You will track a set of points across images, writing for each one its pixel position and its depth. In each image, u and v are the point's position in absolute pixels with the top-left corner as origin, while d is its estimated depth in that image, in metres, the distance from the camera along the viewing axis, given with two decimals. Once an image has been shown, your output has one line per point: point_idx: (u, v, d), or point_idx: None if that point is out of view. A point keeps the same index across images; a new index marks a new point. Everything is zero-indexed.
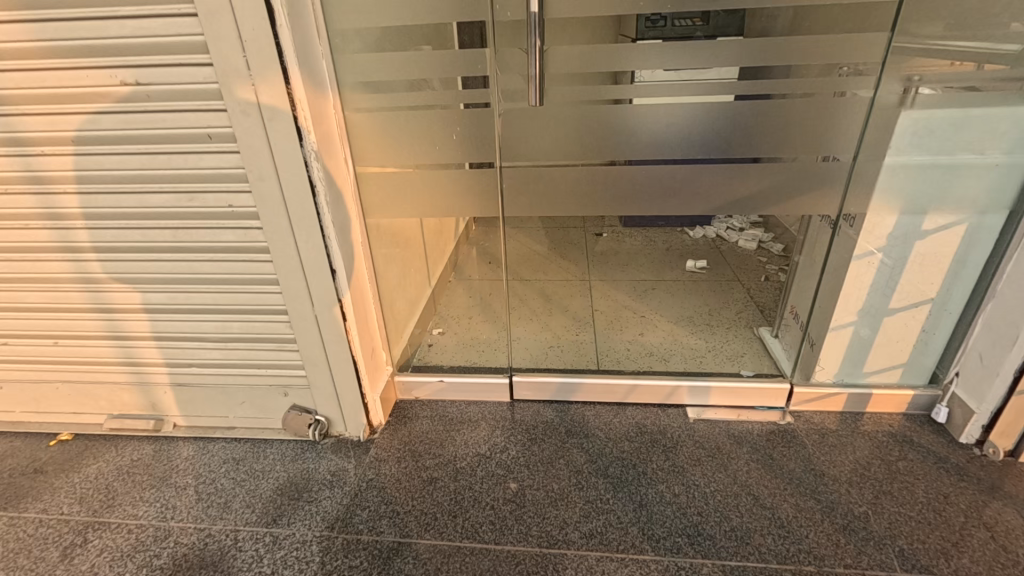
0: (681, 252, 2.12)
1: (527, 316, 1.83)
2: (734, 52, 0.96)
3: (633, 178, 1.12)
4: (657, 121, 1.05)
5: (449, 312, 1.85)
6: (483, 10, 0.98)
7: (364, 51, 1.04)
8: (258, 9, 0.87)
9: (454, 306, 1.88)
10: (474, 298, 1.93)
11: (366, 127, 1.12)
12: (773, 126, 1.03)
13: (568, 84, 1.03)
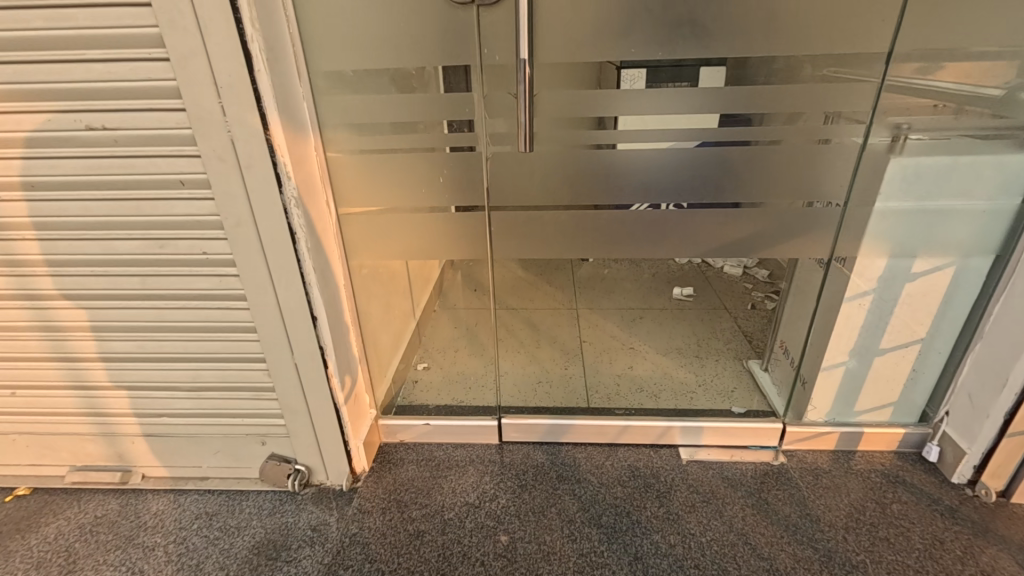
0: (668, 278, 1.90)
1: (514, 348, 1.78)
2: (725, 100, 0.95)
3: (625, 221, 1.09)
4: (648, 166, 1.03)
5: (434, 345, 1.80)
6: (470, 54, 0.95)
7: (347, 93, 1.00)
8: (236, 56, 0.83)
9: (440, 339, 1.83)
10: (460, 329, 1.87)
11: (349, 168, 1.08)
12: (764, 172, 1.02)
13: (558, 128, 1.01)
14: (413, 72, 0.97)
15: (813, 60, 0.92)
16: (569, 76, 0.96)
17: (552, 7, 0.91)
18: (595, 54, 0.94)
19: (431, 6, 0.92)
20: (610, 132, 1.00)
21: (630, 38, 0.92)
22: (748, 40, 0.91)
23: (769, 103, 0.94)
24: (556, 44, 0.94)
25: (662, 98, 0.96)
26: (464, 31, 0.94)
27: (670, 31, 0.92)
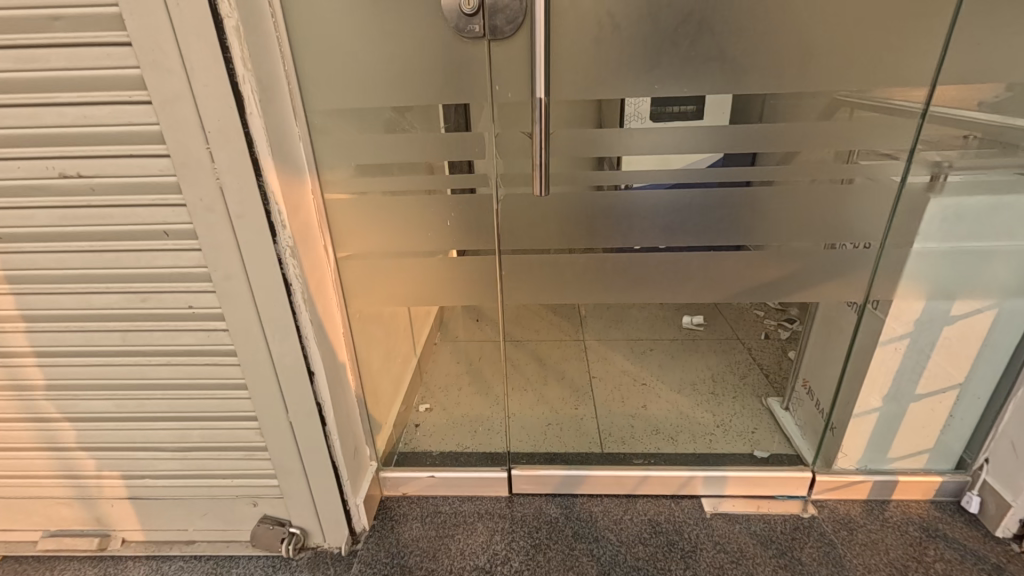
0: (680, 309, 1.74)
1: (521, 386, 1.70)
2: (753, 138, 0.88)
3: (646, 264, 1.02)
4: (670, 208, 0.96)
5: (437, 382, 1.71)
6: (480, 92, 0.89)
7: (346, 132, 0.93)
8: (224, 98, 0.75)
9: (441, 375, 1.74)
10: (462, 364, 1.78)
11: (349, 211, 1.01)
12: (796, 213, 0.95)
13: (574, 169, 0.94)
14: (419, 111, 0.90)
15: (849, 95, 0.85)
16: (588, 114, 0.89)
17: (568, 42, 0.85)
18: (615, 90, 0.87)
19: (438, 42, 0.85)
20: (631, 171, 0.92)
21: (653, 73, 0.86)
22: (780, 75, 0.84)
23: (803, 141, 0.88)
24: (572, 80, 0.87)
25: (689, 136, 0.89)
26: (473, 67, 0.87)
27: (698, 65, 0.85)
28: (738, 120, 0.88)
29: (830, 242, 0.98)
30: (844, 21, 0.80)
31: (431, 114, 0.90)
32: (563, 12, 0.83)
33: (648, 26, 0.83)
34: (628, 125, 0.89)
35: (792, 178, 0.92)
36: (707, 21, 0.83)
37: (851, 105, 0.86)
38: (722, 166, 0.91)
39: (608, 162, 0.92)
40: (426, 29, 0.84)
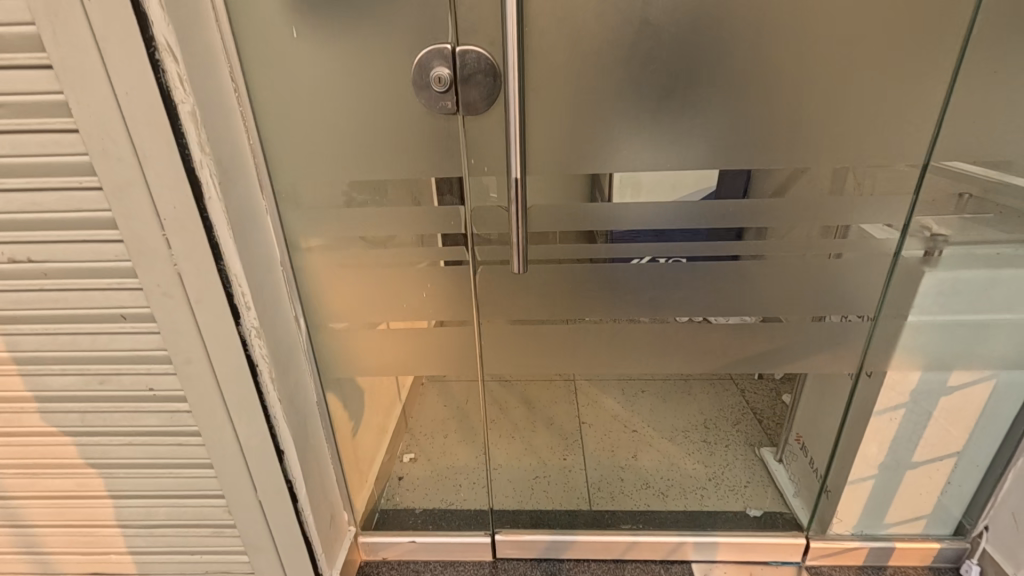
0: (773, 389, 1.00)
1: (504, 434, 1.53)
2: (737, 213, 0.85)
3: (632, 335, 0.98)
4: (655, 280, 0.92)
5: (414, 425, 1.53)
6: (455, 165, 0.85)
7: (317, 203, 0.90)
8: (180, 185, 0.71)
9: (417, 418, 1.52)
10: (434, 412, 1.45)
11: (321, 282, 0.97)
12: (785, 286, 0.92)
13: (554, 241, 0.90)
14: (392, 185, 0.86)
15: (839, 172, 0.82)
16: (568, 187, 0.86)
17: (545, 116, 0.82)
18: (595, 165, 0.84)
19: (410, 115, 0.82)
20: (615, 249, 0.90)
21: (633, 148, 0.83)
22: (765, 151, 0.81)
23: (791, 216, 0.85)
24: (550, 154, 0.84)
25: (674, 212, 0.85)
26: (447, 141, 0.83)
27: (679, 140, 0.82)
28: (723, 196, 0.85)
29: (822, 315, 0.94)
30: (829, 99, 0.78)
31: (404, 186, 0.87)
32: (540, 86, 0.80)
33: (628, 101, 0.80)
34: (609, 201, 0.86)
35: (780, 253, 0.89)
36: (689, 97, 0.79)
37: (841, 182, 0.83)
38: (707, 240, 0.88)
39: (591, 236, 0.89)
40: (398, 103, 0.81)
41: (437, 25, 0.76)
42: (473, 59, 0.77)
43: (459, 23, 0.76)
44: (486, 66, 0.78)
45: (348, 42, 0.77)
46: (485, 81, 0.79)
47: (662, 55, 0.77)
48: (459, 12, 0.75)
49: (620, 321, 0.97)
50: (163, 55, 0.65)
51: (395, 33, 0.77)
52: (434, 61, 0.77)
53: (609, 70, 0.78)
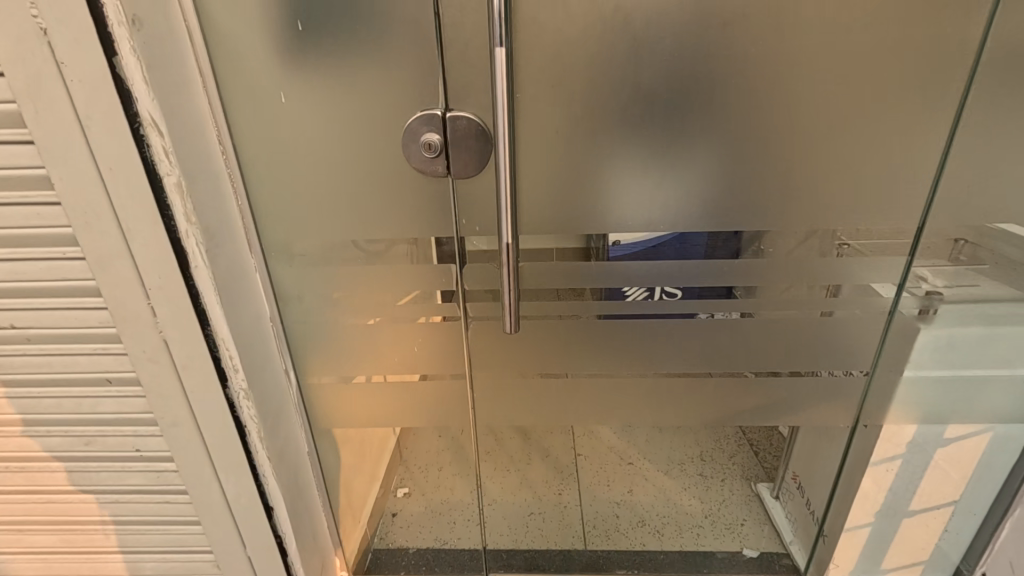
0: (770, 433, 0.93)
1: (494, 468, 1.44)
2: (728, 272, 0.85)
3: (626, 388, 0.98)
4: (647, 335, 0.92)
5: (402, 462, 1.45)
6: (445, 224, 0.84)
7: (308, 259, 0.89)
8: (165, 255, 0.71)
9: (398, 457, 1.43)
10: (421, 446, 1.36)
11: (312, 336, 0.96)
12: (779, 342, 0.91)
13: (547, 298, 0.90)
14: (382, 244, 0.86)
15: (833, 232, 0.82)
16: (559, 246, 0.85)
17: (536, 178, 0.81)
18: (587, 225, 0.83)
19: (400, 176, 0.81)
20: (608, 305, 0.90)
21: (624, 209, 0.82)
22: (758, 213, 0.81)
23: (784, 276, 0.85)
24: (540, 215, 0.83)
25: (665, 270, 0.85)
26: (438, 200, 0.82)
27: (671, 201, 0.81)
28: (714, 255, 0.84)
29: (817, 369, 0.93)
30: (821, 163, 0.78)
31: (395, 244, 0.86)
32: (531, 149, 0.79)
33: (619, 164, 0.80)
34: (601, 260, 0.85)
35: (774, 310, 0.88)
36: (680, 161, 0.79)
37: (835, 243, 0.82)
38: (699, 298, 0.88)
39: (584, 293, 0.89)
40: (388, 163, 0.80)
41: (427, 89, 0.75)
42: (463, 125, 0.76)
43: (449, 87, 0.75)
44: (477, 131, 0.77)
45: (338, 105, 0.77)
46: (476, 145, 0.78)
47: (653, 120, 0.77)
48: (449, 77, 0.75)
49: (615, 376, 0.97)
50: (147, 130, 0.65)
51: (385, 96, 0.76)
52: (424, 125, 0.77)
53: (600, 134, 0.78)
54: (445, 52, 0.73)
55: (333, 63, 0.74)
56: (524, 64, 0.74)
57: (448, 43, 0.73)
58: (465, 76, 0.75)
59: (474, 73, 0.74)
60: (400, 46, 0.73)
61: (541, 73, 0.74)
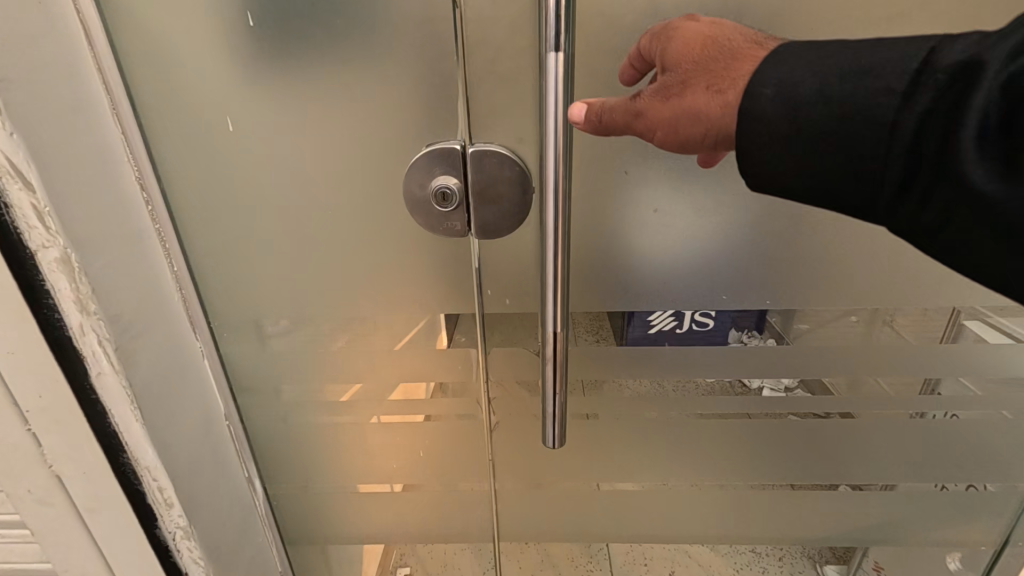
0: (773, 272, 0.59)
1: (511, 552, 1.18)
2: (845, 362, 0.63)
3: (696, 499, 0.75)
4: (728, 436, 0.70)
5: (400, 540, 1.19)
6: (462, 298, 0.61)
7: (275, 337, 0.66)
8: (45, 362, 0.47)
9: None
10: None
11: (287, 432, 0.73)
12: (903, 448, 0.70)
13: (599, 391, 0.68)
14: (376, 323, 0.63)
15: (959, 310, 0.60)
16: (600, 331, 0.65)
17: (589, 239, 0.60)
18: (661, 301, 0.62)
19: (401, 232, 0.58)
20: (669, 402, 0.68)
21: (708, 281, 0.60)
22: (895, 281, 0.58)
23: (918, 368, 0.63)
24: (594, 288, 0.62)
25: (748, 363, 0.64)
26: (454, 267, 0.59)
27: (777, 270, 0.59)
28: (822, 342, 0.62)
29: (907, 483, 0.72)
30: None
31: (393, 324, 0.63)
32: (584, 200, 0.58)
33: (704, 223, 0.58)
34: (647, 345, 0.65)
35: (879, 411, 0.67)
36: (794, 217, 0.57)
37: (942, 333, 0.61)
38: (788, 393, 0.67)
39: (640, 388, 0.67)
40: (383, 215, 0.57)
41: (438, 112, 0.52)
42: (492, 164, 0.53)
43: (474, 109, 0.52)
44: (511, 174, 0.53)
45: (309, 135, 0.53)
46: (510, 194, 0.54)
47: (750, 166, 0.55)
48: (473, 94, 0.51)
49: (682, 485, 0.74)
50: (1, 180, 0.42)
51: (378, 122, 0.52)
52: (436, 167, 0.53)
53: (674, 182, 0.56)
54: (469, 57, 0.50)
55: (304, 76, 0.51)
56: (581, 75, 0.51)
57: (474, 43, 0.50)
58: (497, 93, 0.52)
59: (511, 88, 0.51)
60: (403, 49, 0.50)
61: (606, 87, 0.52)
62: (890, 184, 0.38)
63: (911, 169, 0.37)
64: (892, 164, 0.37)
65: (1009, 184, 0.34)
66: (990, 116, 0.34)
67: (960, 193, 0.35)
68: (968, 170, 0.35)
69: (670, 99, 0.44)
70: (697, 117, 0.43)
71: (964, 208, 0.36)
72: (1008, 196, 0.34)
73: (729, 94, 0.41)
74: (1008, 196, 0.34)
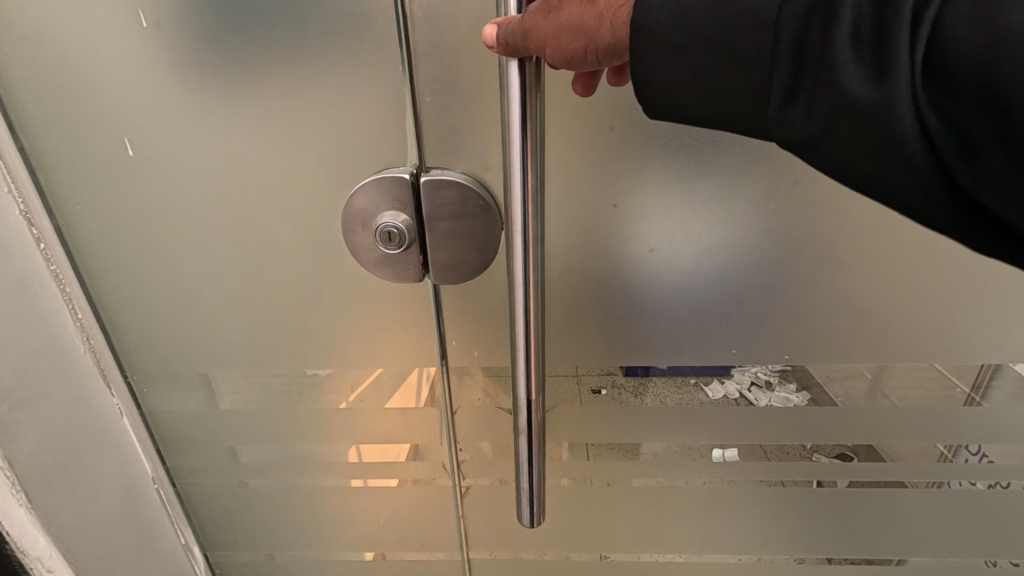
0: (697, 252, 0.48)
1: None
2: (858, 426, 0.55)
3: (687, 567, 0.67)
4: (723, 501, 0.62)
5: None
6: (416, 355, 0.52)
7: (203, 394, 0.57)
8: None
9: None
10: None
11: (224, 499, 0.64)
12: (922, 524, 0.61)
13: (583, 449, 0.61)
14: (319, 380, 0.55)
15: (991, 368, 0.50)
16: (601, 386, 0.56)
17: (571, 275, 0.50)
18: (654, 350, 0.53)
19: (343, 277, 0.49)
20: (656, 466, 0.61)
21: (713, 332, 0.51)
22: (932, 338, 0.49)
23: (942, 436, 0.55)
24: (574, 328, 0.53)
25: (741, 427, 0.57)
26: (408, 317, 0.50)
27: (793, 322, 0.50)
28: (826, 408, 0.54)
29: (925, 559, 0.63)
30: None
31: (339, 382, 0.55)
32: (563, 233, 0.48)
33: (704, 260, 0.48)
34: (642, 403, 0.57)
35: (894, 482, 0.58)
36: (820, 261, 0.47)
37: (968, 394, 0.52)
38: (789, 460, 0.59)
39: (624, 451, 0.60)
40: (319, 260, 0.48)
41: (377, 139, 0.43)
42: (451, 197, 0.43)
43: (423, 134, 0.43)
44: (475, 210, 0.44)
45: (223, 165, 0.45)
46: (479, 232, 0.45)
47: (778, 199, 0.45)
48: (419, 118, 0.43)
49: (672, 552, 0.67)
50: None
51: (304, 152, 0.43)
52: (382, 203, 0.44)
53: (677, 212, 0.47)
54: (417, 69, 0.41)
55: (216, 90, 0.42)
56: (551, 90, 0.43)
57: (423, 51, 0.41)
58: (453, 112, 0.43)
59: (468, 106, 0.42)
60: (331, 61, 0.40)
61: (585, 104, 0.43)
62: (767, 96, 0.30)
63: (791, 76, 0.29)
64: (773, 70, 0.29)
65: (890, 87, 0.26)
66: (864, 11, 0.27)
67: (840, 102, 0.28)
68: (846, 72, 0.27)
69: (550, 13, 0.32)
70: (581, 30, 0.33)
71: (841, 121, 0.28)
72: (888, 102, 0.26)
73: (601, 4, 0.33)
74: (887, 103, 0.26)
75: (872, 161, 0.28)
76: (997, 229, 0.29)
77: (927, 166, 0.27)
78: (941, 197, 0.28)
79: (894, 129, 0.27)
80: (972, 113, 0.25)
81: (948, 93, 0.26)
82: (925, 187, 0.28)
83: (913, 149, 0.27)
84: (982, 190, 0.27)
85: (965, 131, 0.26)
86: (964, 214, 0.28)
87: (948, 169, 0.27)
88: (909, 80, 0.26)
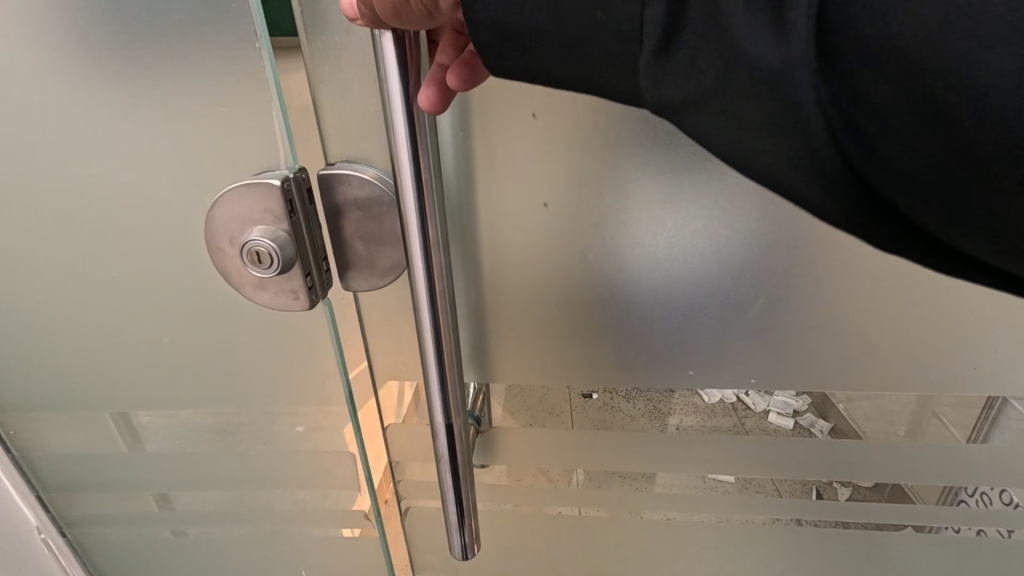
0: (646, 244, 0.40)
1: None
2: (841, 461, 0.48)
3: None
4: (687, 535, 0.55)
5: None
6: (313, 393, 0.44)
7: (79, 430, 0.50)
8: None
9: None
10: None
11: (126, 540, 0.58)
12: (913, 559, 0.54)
13: (547, 477, 0.54)
14: (207, 415, 0.47)
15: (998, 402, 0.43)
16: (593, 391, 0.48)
17: (503, 281, 0.42)
18: (602, 367, 0.45)
19: (217, 301, 0.41)
20: (607, 499, 0.54)
21: (671, 348, 0.43)
22: (923, 364, 0.41)
23: (935, 472, 0.47)
24: (512, 341, 0.45)
25: (705, 461, 0.49)
26: (297, 348, 0.42)
27: (762, 342, 0.42)
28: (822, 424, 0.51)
29: None
30: None
31: (227, 417, 0.47)
32: (495, 236, 0.40)
33: (666, 262, 0.40)
34: (629, 424, 0.49)
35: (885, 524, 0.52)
36: (796, 269, 0.39)
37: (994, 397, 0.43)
38: (767, 494, 0.52)
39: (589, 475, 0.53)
40: (185, 281, 0.41)
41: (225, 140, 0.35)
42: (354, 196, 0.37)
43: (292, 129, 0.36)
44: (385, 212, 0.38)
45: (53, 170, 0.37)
46: (397, 233, 0.38)
47: (764, 196, 0.37)
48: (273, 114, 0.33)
49: None
50: None
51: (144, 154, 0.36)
52: (252, 216, 0.35)
53: (630, 206, 0.38)
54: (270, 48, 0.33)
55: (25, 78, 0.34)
56: None
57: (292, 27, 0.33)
58: (356, 100, 0.36)
59: None
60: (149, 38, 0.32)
61: (492, 88, 0.35)
62: (643, 59, 0.23)
63: (670, 33, 0.23)
64: (643, 8, 0.22)
65: (786, 39, 0.21)
66: None
67: (729, 64, 0.22)
68: (737, 28, 0.21)
69: None
70: None
71: (732, 90, 0.22)
72: (785, 59, 0.21)
73: None
74: (783, 61, 0.21)
75: (767, 142, 0.23)
76: (886, 221, 0.25)
77: (826, 150, 0.22)
78: (839, 186, 0.23)
79: (790, 97, 0.22)
80: (869, 79, 0.21)
81: (845, 58, 0.21)
82: (818, 172, 0.23)
83: (810, 124, 0.22)
84: (879, 177, 0.22)
85: (860, 106, 0.21)
86: (859, 204, 0.24)
87: (845, 151, 0.22)
88: (806, 31, 0.21)
